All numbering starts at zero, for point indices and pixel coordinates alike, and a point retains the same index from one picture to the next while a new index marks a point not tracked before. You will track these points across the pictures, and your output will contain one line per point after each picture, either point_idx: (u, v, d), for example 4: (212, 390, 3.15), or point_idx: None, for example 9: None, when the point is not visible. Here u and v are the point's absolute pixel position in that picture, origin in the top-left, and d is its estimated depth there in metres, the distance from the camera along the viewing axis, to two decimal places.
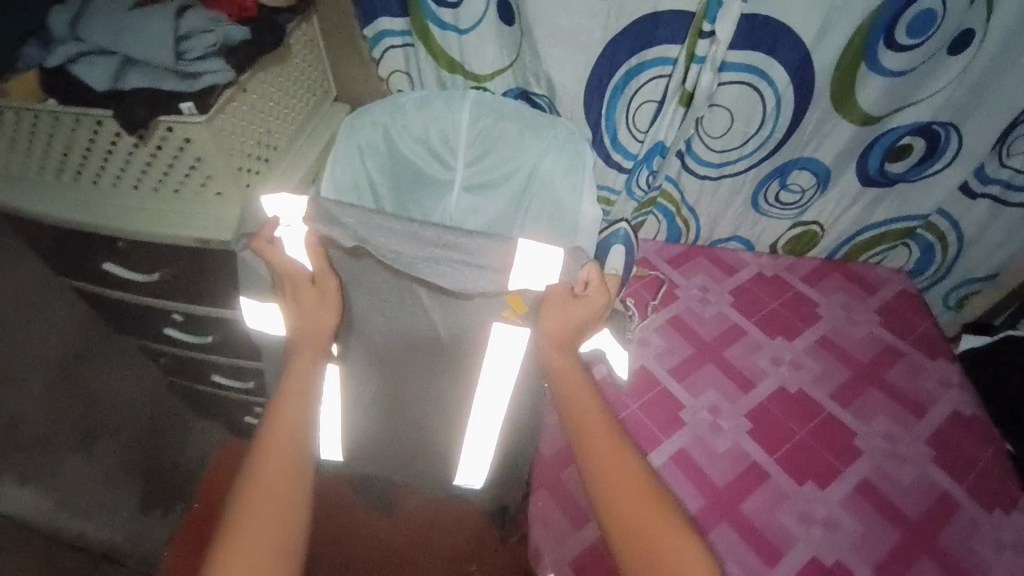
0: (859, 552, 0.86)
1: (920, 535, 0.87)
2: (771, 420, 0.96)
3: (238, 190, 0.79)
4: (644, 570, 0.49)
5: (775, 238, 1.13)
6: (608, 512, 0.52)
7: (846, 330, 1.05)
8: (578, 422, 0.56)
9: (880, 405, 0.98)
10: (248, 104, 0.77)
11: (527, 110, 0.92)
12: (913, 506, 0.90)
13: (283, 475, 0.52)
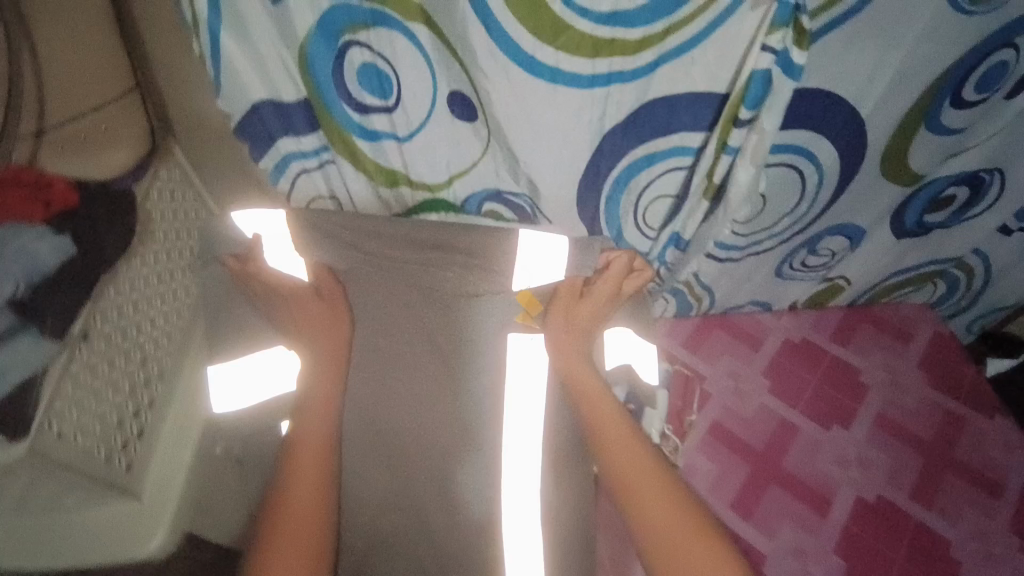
0: None
1: None
2: (866, 548, 0.79)
3: (115, 483, 0.52)
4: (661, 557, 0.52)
5: (799, 296, 0.98)
6: (621, 479, 0.56)
7: (900, 401, 0.91)
8: (592, 416, 0.60)
9: (961, 494, 0.84)
10: (94, 357, 0.49)
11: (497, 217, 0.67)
12: None
13: (317, 474, 0.56)
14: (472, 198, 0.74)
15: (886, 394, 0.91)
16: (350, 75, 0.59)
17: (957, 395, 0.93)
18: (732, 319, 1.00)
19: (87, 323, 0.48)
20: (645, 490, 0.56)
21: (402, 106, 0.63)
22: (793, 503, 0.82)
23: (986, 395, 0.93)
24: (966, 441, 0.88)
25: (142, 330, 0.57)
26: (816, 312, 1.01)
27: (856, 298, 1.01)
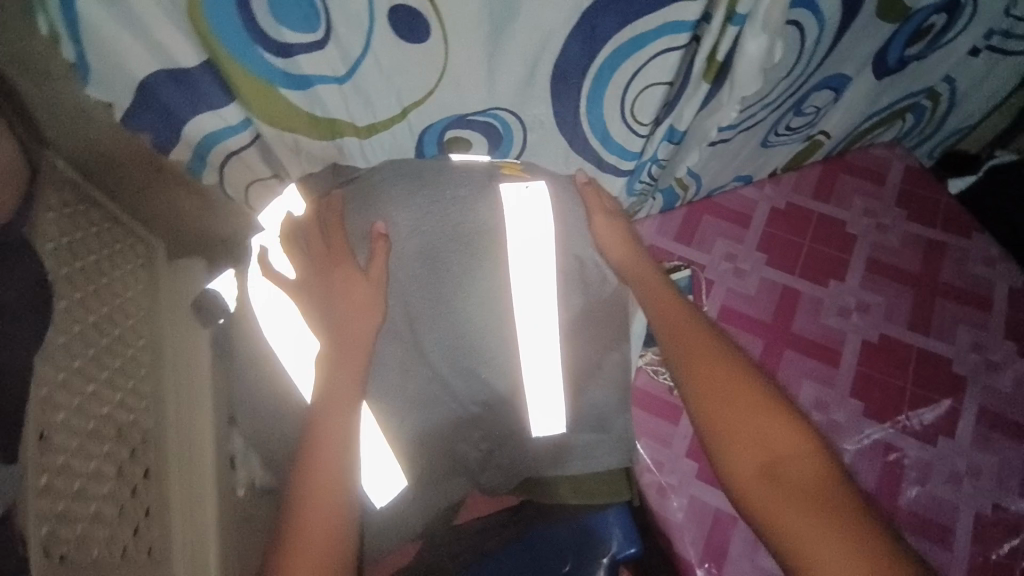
0: (1004, 485, 0.80)
1: None
2: (878, 387, 0.85)
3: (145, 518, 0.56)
4: (724, 424, 0.56)
5: (780, 160, 0.96)
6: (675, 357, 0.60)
7: (884, 241, 0.95)
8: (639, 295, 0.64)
9: (951, 315, 0.89)
10: (61, 429, 0.48)
11: (415, 69, 0.55)
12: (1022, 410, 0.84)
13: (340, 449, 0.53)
14: (430, 130, 0.64)
15: (873, 236, 0.95)
16: (258, 5, 0.45)
17: (936, 223, 0.96)
18: (718, 202, 0.97)
19: (40, 427, 0.46)
20: (722, 389, 0.57)
21: (331, 38, 0.49)
22: (809, 364, 0.86)
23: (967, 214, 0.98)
24: (949, 264, 0.93)
25: (103, 380, 0.55)
26: (795, 174, 0.99)
27: (830, 146, 0.99)
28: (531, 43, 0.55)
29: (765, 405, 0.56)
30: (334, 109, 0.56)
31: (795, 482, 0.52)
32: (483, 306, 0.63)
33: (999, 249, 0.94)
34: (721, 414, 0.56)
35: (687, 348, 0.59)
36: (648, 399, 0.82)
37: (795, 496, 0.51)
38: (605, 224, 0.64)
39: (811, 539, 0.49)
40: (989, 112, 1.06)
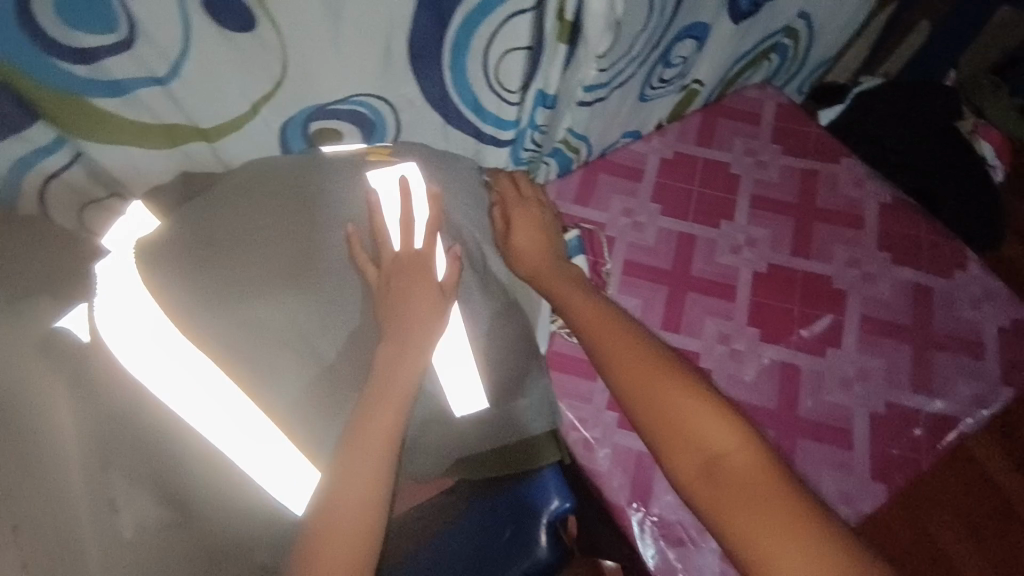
0: (894, 382, 0.83)
1: (918, 329, 0.86)
2: (768, 311, 0.89)
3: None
4: (663, 432, 0.60)
5: (663, 112, 0.99)
6: (611, 372, 0.64)
7: (764, 177, 1.00)
8: (560, 297, 0.71)
9: (829, 237, 0.94)
10: None
11: (240, 60, 0.54)
12: (903, 311, 0.87)
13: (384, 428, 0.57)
14: (293, 125, 0.63)
15: (755, 174, 1.00)
16: (43, 10, 0.45)
17: (809, 153, 1.02)
18: (612, 160, 1.00)
19: None
20: (659, 400, 0.61)
21: (138, 35, 0.49)
22: (708, 302, 0.90)
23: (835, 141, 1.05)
24: (823, 188, 0.98)
25: None
26: (679, 124, 1.03)
27: (707, 93, 1.04)
28: (370, 13, 0.54)
29: (702, 408, 0.60)
30: (163, 114, 0.56)
31: (736, 478, 0.56)
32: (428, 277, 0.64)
33: (869, 170, 1.00)
34: (660, 423, 0.60)
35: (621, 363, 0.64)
36: (564, 361, 0.83)
37: (740, 493, 0.55)
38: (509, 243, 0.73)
39: (760, 532, 0.53)
40: (844, 45, 1.14)
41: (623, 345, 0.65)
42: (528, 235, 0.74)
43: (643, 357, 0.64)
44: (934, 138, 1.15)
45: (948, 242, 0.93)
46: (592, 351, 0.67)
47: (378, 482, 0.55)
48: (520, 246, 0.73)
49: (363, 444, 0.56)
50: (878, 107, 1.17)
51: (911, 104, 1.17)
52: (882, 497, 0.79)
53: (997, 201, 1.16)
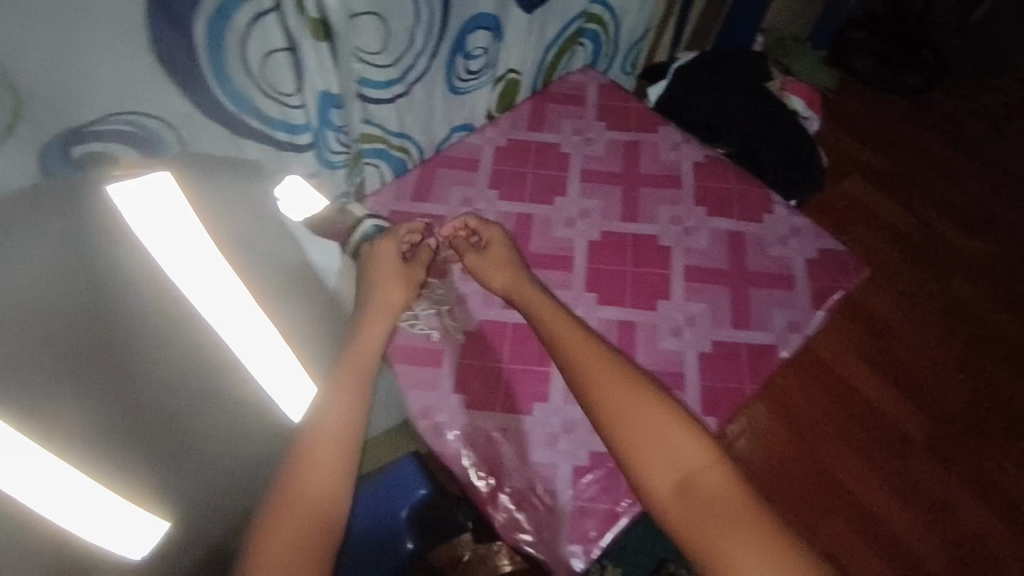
0: (717, 323, 0.90)
1: (734, 272, 0.94)
2: (603, 276, 0.94)
3: None
4: (631, 436, 0.72)
5: (486, 103, 1.04)
6: (582, 380, 0.75)
7: (592, 152, 1.05)
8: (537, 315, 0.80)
9: (653, 199, 1.00)
10: None
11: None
12: (720, 257, 0.95)
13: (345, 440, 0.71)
14: (51, 150, 0.59)
15: (584, 150, 1.06)
16: None
17: (631, 125, 1.09)
18: (447, 154, 1.02)
19: None
20: (632, 413, 0.73)
21: None
22: (547, 276, 0.94)
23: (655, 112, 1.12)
24: (645, 156, 1.05)
25: None
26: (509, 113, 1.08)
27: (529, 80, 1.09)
28: (99, 28, 0.55)
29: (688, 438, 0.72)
30: None
31: (706, 494, 0.69)
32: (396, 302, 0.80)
33: (684, 134, 1.08)
34: (643, 442, 0.72)
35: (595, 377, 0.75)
36: (409, 353, 0.85)
37: (705, 502, 0.68)
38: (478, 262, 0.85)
39: (705, 522, 0.66)
40: (653, 26, 1.23)
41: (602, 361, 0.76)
42: (491, 269, 0.84)
43: (636, 395, 0.74)
44: (745, 102, 1.26)
45: (756, 186, 1.01)
46: (577, 372, 0.76)
47: (330, 500, 0.69)
48: (486, 272, 0.84)
49: (318, 452, 0.70)
50: (695, 80, 1.26)
51: (722, 74, 1.27)
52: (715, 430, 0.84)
53: (810, 151, 1.26)
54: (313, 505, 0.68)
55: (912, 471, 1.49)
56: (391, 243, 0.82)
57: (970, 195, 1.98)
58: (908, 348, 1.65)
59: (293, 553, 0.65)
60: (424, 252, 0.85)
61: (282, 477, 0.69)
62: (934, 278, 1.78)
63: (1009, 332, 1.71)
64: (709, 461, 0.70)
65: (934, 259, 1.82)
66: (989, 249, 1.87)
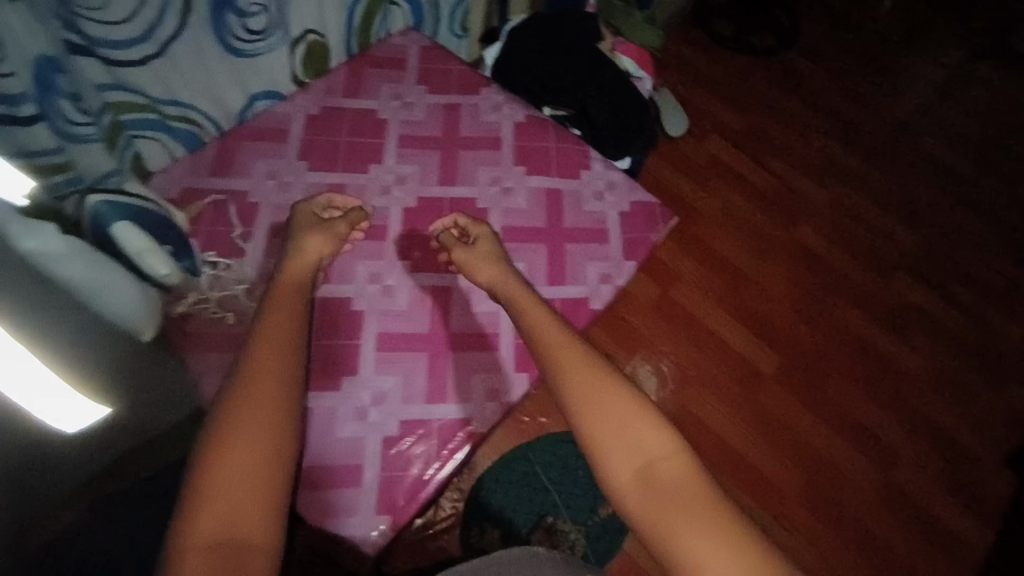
0: (532, 282, 0.90)
1: (551, 229, 0.94)
2: (418, 243, 0.93)
3: None
4: (599, 433, 0.69)
5: (289, 68, 1.01)
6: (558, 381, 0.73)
7: (412, 117, 1.01)
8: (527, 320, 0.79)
9: (472, 161, 0.98)
10: None
11: None
12: (537, 215, 0.95)
13: (263, 455, 0.59)
14: None
15: (401, 116, 1.01)
16: None
17: (453, 87, 1.05)
18: (249, 125, 0.96)
19: None
20: (604, 408, 0.70)
21: None
22: (358, 248, 0.91)
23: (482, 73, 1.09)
24: (466, 119, 1.02)
25: None
26: (323, 79, 1.02)
27: (341, 45, 1.06)
28: None
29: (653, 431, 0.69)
30: None
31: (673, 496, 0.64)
32: (295, 284, 0.74)
33: (507, 95, 1.05)
34: (609, 438, 0.68)
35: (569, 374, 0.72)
36: None
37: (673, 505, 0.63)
38: (468, 256, 0.85)
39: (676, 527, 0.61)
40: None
41: (580, 364, 0.74)
42: (485, 269, 0.84)
43: (596, 371, 0.73)
44: (577, 65, 1.26)
45: (575, 143, 1.02)
46: (558, 377, 0.74)
47: (271, 444, 0.60)
48: (476, 271, 0.84)
49: (256, 386, 0.63)
50: (526, 43, 1.26)
51: (553, 36, 1.27)
52: (525, 385, 0.87)
53: (640, 115, 1.29)
54: (264, 437, 0.60)
55: (760, 400, 1.65)
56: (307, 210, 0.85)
57: (818, 152, 2.19)
58: (761, 292, 1.82)
59: (236, 498, 0.57)
60: (341, 224, 0.84)
61: (224, 403, 0.62)
62: (783, 228, 1.96)
63: (850, 272, 1.90)
64: (667, 452, 0.67)
65: (787, 212, 2.01)
66: (835, 199, 2.07)
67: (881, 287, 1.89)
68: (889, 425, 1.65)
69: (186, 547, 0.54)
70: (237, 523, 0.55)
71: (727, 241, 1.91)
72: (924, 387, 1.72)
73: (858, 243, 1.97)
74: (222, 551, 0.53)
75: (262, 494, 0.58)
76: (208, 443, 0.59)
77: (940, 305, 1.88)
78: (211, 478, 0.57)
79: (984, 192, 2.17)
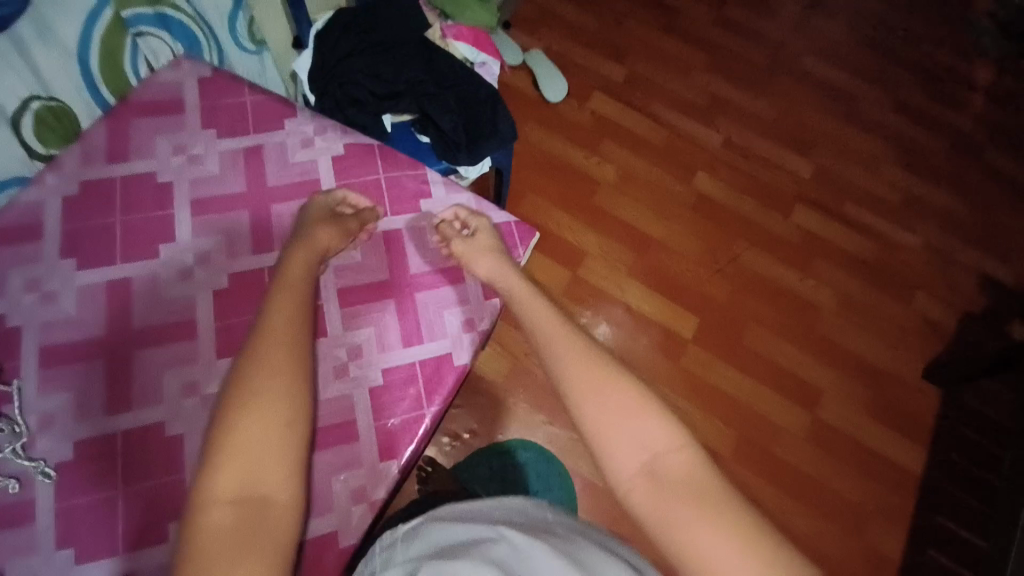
0: (383, 349, 0.81)
1: (395, 284, 0.85)
2: (237, 330, 0.76)
3: None
4: (600, 411, 0.70)
5: (20, 145, 0.82)
6: (558, 364, 0.75)
7: (202, 173, 0.85)
8: (519, 310, 0.81)
9: (288, 215, 0.84)
10: None
11: None
12: (375, 270, 0.85)
13: (284, 417, 0.63)
14: None
15: (188, 173, 0.84)
16: None
17: (250, 125, 0.89)
18: None
19: None
20: (604, 390, 0.71)
21: None
22: (161, 353, 0.73)
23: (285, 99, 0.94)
24: (270, 161, 0.87)
25: None
26: (75, 145, 0.83)
27: (83, 93, 0.87)
28: None
29: (654, 413, 0.69)
30: None
31: (679, 481, 0.64)
32: (297, 264, 0.75)
33: (315, 121, 0.91)
34: (609, 419, 0.69)
35: (570, 357, 0.74)
36: None
37: (678, 490, 0.63)
38: (468, 240, 0.85)
39: (682, 514, 0.61)
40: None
41: (578, 348, 0.76)
42: (485, 258, 0.84)
43: (598, 366, 0.73)
44: (400, 66, 1.12)
45: (410, 167, 0.91)
46: (556, 358, 0.75)
47: (292, 406, 0.64)
48: (480, 260, 0.84)
49: (268, 357, 0.66)
50: (340, 48, 1.09)
51: (369, 36, 1.11)
52: (394, 473, 0.77)
53: (489, 105, 1.16)
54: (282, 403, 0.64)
55: (684, 364, 1.62)
56: (322, 202, 0.82)
57: (703, 93, 2.13)
58: (669, 253, 1.79)
59: (258, 460, 0.60)
60: (354, 222, 0.83)
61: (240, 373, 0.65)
62: (680, 182, 1.91)
63: (749, 216, 1.90)
64: (679, 446, 0.67)
65: (683, 164, 1.95)
66: (728, 141, 2.04)
67: (779, 225, 1.90)
68: (808, 363, 1.68)
69: (211, 503, 0.57)
70: (259, 483, 0.59)
71: (627, 205, 1.84)
72: (834, 318, 1.76)
73: (754, 183, 1.96)
74: (248, 505, 0.57)
75: (285, 451, 0.61)
76: (234, 406, 0.63)
77: (840, 231, 1.91)
78: (234, 441, 0.60)
79: (867, 104, 2.19)
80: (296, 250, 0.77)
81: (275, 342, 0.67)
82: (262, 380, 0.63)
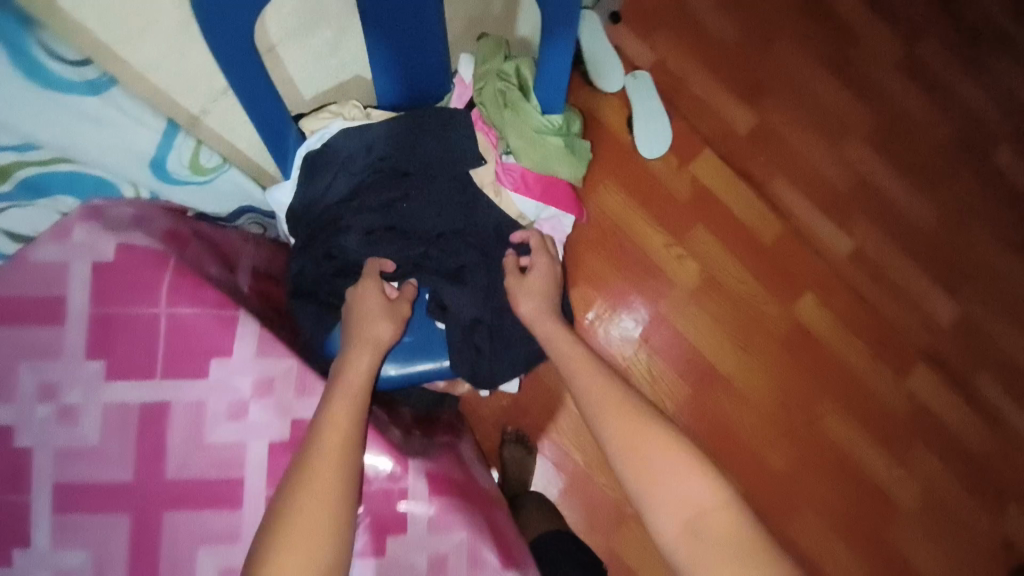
0: None
1: None
2: None
3: None
4: (631, 458, 0.76)
5: None
6: (595, 407, 0.81)
7: (78, 446, 0.76)
8: (561, 358, 0.87)
9: (176, 527, 0.76)
10: None
11: None
12: None
13: (337, 491, 0.68)
14: None
15: (52, 438, 0.76)
16: None
17: (159, 367, 0.77)
18: None
19: None
20: (634, 431, 0.77)
21: None
22: None
23: (226, 305, 0.79)
24: (173, 433, 0.76)
25: None
26: None
27: None
28: None
29: (681, 454, 0.75)
30: None
31: (707, 525, 0.69)
32: (354, 363, 0.80)
33: (249, 362, 0.79)
34: (638, 461, 0.75)
35: (605, 403, 0.80)
36: None
37: (709, 535, 0.69)
38: (517, 282, 0.89)
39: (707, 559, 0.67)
40: (204, 109, 0.81)
41: (610, 396, 0.81)
42: (531, 296, 0.89)
43: (632, 412, 0.79)
44: (422, 212, 0.89)
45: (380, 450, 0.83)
46: (593, 404, 0.82)
47: (346, 488, 0.69)
48: (522, 299, 0.89)
49: (332, 428, 0.72)
50: (336, 184, 0.88)
51: (387, 165, 0.88)
52: None
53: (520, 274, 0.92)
54: (334, 493, 0.68)
55: None
56: (373, 283, 0.85)
57: (849, 173, 1.60)
58: (733, 396, 1.46)
59: (315, 535, 0.65)
60: (406, 305, 0.87)
61: (310, 439, 0.71)
62: (777, 304, 1.50)
63: (852, 364, 1.51)
64: (708, 482, 0.72)
65: (790, 276, 1.52)
66: (859, 251, 1.56)
67: (889, 388, 1.51)
68: (849, 568, 1.44)
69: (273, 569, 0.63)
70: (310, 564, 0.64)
71: (701, 324, 1.47)
72: (909, 520, 1.47)
73: (871, 319, 1.53)
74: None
75: (337, 527, 0.67)
76: (302, 468, 0.69)
77: (955, 408, 1.52)
78: (298, 509, 0.66)
79: None
80: (359, 351, 0.81)
81: (334, 421, 0.73)
82: (324, 450, 0.70)
